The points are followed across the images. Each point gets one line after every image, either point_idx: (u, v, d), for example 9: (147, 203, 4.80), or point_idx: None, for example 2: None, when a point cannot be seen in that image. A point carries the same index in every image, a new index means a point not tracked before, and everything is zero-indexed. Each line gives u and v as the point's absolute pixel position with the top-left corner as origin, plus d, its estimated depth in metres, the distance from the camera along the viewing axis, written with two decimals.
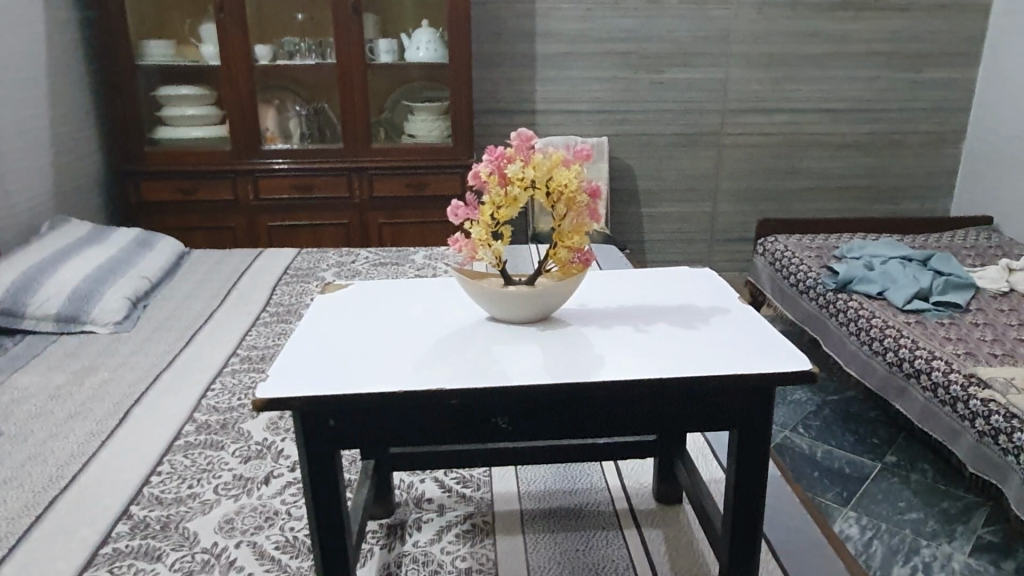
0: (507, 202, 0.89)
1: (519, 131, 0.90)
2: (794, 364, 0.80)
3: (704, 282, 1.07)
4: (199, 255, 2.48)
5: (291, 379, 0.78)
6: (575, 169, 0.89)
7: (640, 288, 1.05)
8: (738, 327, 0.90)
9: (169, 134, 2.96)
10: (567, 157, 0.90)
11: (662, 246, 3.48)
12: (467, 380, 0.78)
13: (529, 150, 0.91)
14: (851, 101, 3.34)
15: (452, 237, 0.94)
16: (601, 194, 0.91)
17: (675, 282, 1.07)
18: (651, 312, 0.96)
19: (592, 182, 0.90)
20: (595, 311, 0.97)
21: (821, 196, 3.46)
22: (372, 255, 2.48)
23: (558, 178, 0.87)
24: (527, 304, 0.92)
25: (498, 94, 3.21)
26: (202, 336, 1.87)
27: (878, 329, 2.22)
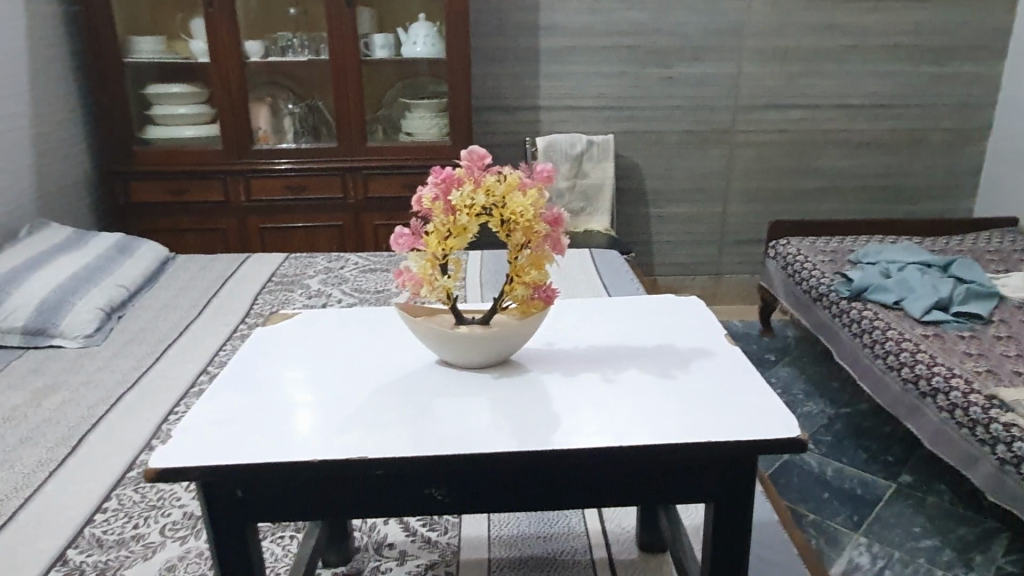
0: (454, 231, 0.78)
1: (470, 148, 0.79)
2: (775, 428, 0.69)
3: (690, 314, 0.96)
4: (183, 260, 2.40)
5: (198, 444, 0.70)
6: (534, 193, 0.77)
7: (617, 322, 0.95)
8: (718, 373, 0.80)
9: (159, 133, 2.88)
10: (525, 179, 0.79)
11: (670, 248, 3.35)
12: (395, 446, 0.68)
13: (484, 170, 0.80)
14: (869, 96, 3.18)
15: (397, 268, 0.84)
16: (565, 223, 0.79)
17: (656, 315, 0.97)
18: (621, 352, 0.86)
19: (553, 209, 0.78)
20: (560, 351, 0.87)
21: (838, 196, 3.31)
22: (362, 261, 2.38)
23: (512, 203, 0.76)
24: (480, 348, 0.81)
25: (499, 90, 3.09)
26: (173, 352, 1.78)
27: (892, 343, 2.08)
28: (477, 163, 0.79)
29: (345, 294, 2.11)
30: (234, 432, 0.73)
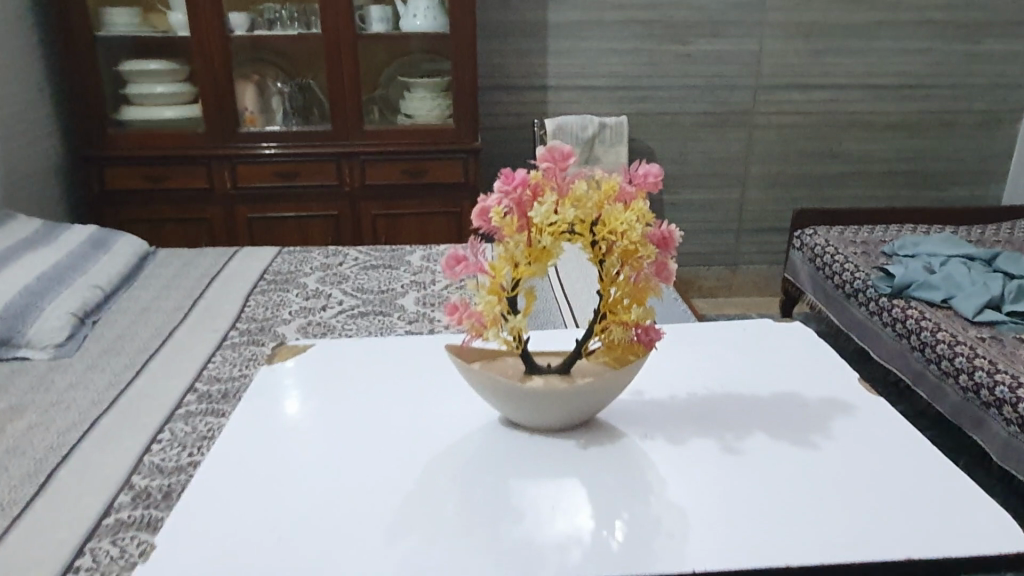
0: (532, 255, 0.77)
1: (549, 146, 0.77)
2: (997, 537, 0.73)
3: (819, 363, 1.06)
4: (164, 255, 2.19)
5: (228, 553, 0.72)
6: (636, 208, 0.76)
7: (727, 369, 1.05)
8: (890, 442, 0.88)
9: (135, 114, 2.64)
10: (622, 189, 0.77)
11: (684, 237, 3.16)
12: (449, 557, 0.71)
13: (562, 171, 0.77)
14: (898, 76, 3.00)
15: (451, 303, 0.83)
16: (675, 244, 0.78)
17: (784, 363, 1.06)
18: (772, 412, 0.94)
19: (664, 228, 0.77)
20: (652, 406, 0.95)
21: (863, 182, 3.14)
22: (362, 256, 2.18)
23: (613, 220, 0.75)
24: (566, 408, 0.86)
25: (505, 67, 2.87)
26: (155, 364, 1.57)
27: (946, 346, 1.91)
28: (559, 164, 0.76)
29: (345, 294, 1.92)
30: (266, 529, 0.75)
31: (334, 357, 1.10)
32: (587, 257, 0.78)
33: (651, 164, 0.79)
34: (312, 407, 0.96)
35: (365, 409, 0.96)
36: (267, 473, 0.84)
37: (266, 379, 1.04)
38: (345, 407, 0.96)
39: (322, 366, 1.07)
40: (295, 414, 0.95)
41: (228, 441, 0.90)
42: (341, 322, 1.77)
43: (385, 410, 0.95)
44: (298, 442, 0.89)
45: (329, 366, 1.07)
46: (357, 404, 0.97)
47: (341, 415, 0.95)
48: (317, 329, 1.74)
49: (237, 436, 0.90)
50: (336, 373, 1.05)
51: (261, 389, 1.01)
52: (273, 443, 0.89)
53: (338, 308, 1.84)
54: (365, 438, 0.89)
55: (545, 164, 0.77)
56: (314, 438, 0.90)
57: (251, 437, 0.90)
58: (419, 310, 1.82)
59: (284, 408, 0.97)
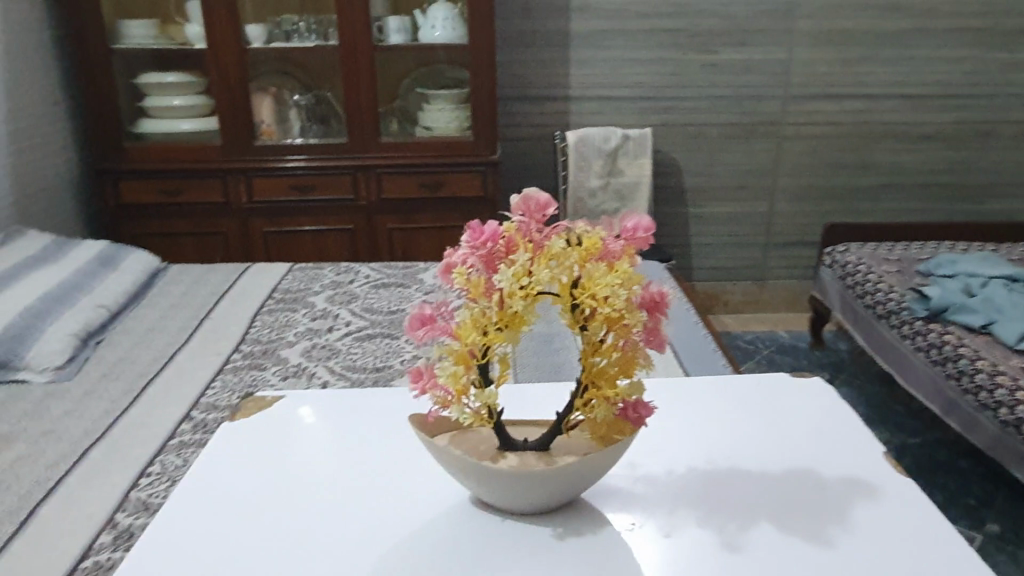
0: (503, 321, 0.70)
1: (522, 197, 0.72)
2: None
3: (840, 430, 0.98)
4: (175, 271, 2.16)
5: None
6: (621, 268, 0.69)
7: (735, 435, 0.97)
8: (914, 532, 0.80)
9: (152, 127, 2.63)
10: (606, 246, 0.70)
11: (709, 252, 3.06)
12: None
13: (540, 222, 0.72)
14: (935, 85, 2.87)
15: (414, 369, 0.75)
16: (669, 305, 0.72)
17: (800, 428, 0.99)
18: (779, 491, 0.86)
19: (652, 288, 0.71)
20: (647, 482, 0.88)
21: (898, 195, 3.00)
22: (373, 273, 2.12)
23: (594, 283, 0.68)
24: (549, 492, 0.79)
25: (526, 78, 2.80)
26: (153, 389, 1.53)
27: (985, 375, 1.79)
28: (534, 218, 0.71)
29: (353, 314, 1.86)
30: None
31: (319, 410, 1.05)
32: (566, 324, 0.71)
33: (639, 215, 0.73)
34: (284, 470, 0.91)
35: (340, 474, 0.90)
36: (225, 553, 0.79)
37: (242, 435, 0.99)
38: (319, 472, 0.91)
39: (303, 420, 1.02)
40: (265, 478, 0.90)
41: (192, 510, 0.85)
42: (346, 345, 1.71)
43: (362, 477, 0.90)
44: (262, 514, 0.84)
45: (311, 420, 1.02)
46: (333, 469, 0.91)
47: (314, 481, 0.89)
48: (321, 352, 1.68)
49: (200, 504, 0.86)
50: (317, 430, 1.00)
51: (234, 447, 0.97)
52: (237, 515, 0.84)
53: (344, 330, 1.78)
54: (335, 512, 0.84)
55: (519, 219, 0.71)
56: (280, 510, 0.85)
57: (218, 505, 0.86)
58: None
59: (261, 470, 0.92)
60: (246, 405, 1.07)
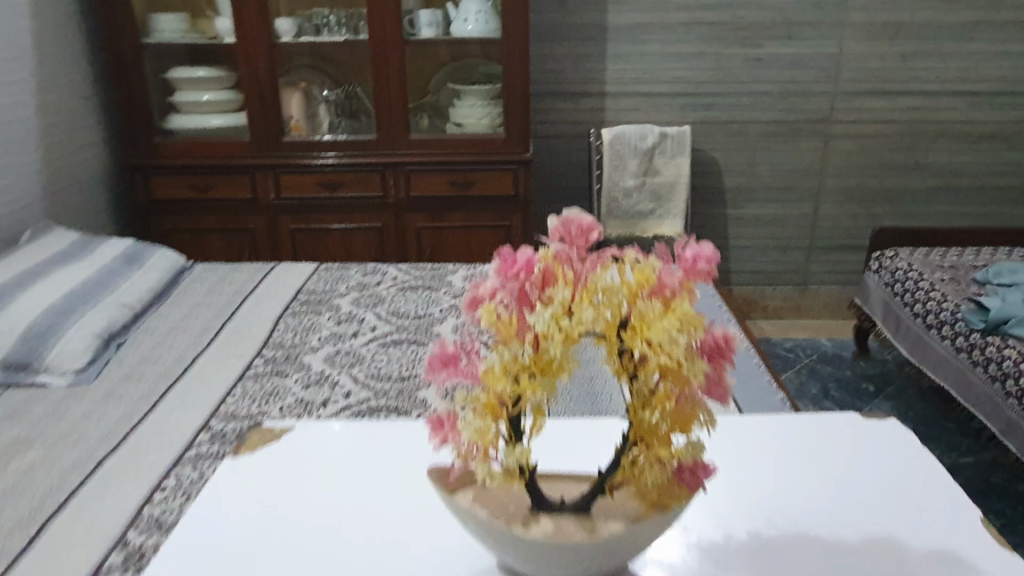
0: (539, 366, 0.61)
1: (561, 222, 0.64)
2: None
3: (923, 491, 0.89)
4: (201, 269, 2.12)
5: None
6: (678, 309, 0.61)
7: (800, 493, 0.89)
8: None
9: (183, 122, 2.60)
10: (660, 280, 0.62)
11: (749, 254, 2.95)
12: None
13: (580, 249, 0.64)
14: (994, 82, 2.72)
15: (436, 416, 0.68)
16: (736, 351, 0.63)
17: (875, 484, 0.90)
18: (855, 567, 0.78)
19: (719, 330, 0.62)
20: (706, 551, 0.80)
21: (951, 198, 2.86)
22: (401, 274, 2.06)
23: (648, 326, 0.60)
24: (592, 564, 0.72)
25: (561, 73, 2.72)
26: (173, 394, 1.49)
27: None
28: (575, 246, 0.64)
29: (379, 319, 1.80)
30: None
31: (349, 446, 0.98)
32: (612, 370, 0.63)
33: (696, 243, 0.64)
34: (307, 514, 0.85)
35: (370, 524, 0.84)
36: None
37: (265, 472, 0.94)
38: (347, 521, 0.84)
39: (332, 457, 0.96)
40: (282, 523, 0.84)
41: (207, 559, 0.79)
42: (371, 351, 1.65)
43: (391, 527, 0.83)
44: (281, 566, 0.78)
45: (340, 457, 0.96)
46: (360, 516, 0.85)
47: (339, 530, 0.83)
48: (345, 358, 1.62)
49: (214, 552, 0.80)
50: (348, 469, 0.93)
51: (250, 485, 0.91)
52: (254, 570, 0.78)
53: (369, 335, 1.72)
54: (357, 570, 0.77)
55: (557, 247, 0.64)
56: (301, 563, 0.78)
57: (234, 555, 0.80)
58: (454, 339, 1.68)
59: (280, 515, 0.86)
60: (252, 435, 1.01)
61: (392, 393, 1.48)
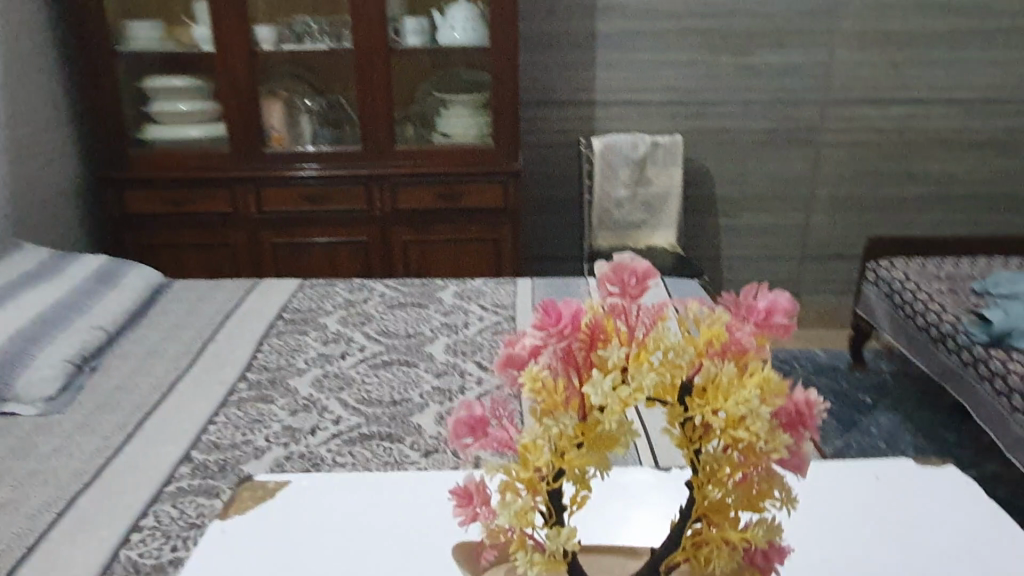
0: (587, 440, 0.51)
1: (613, 266, 0.54)
2: None
3: (1001, 552, 0.80)
4: (179, 287, 2.03)
5: None
6: (756, 374, 0.51)
7: (866, 559, 0.79)
8: None
9: (159, 133, 2.51)
10: (731, 338, 0.52)
11: (741, 264, 2.90)
12: None
13: (632, 299, 0.54)
14: (986, 89, 2.70)
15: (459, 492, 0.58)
16: (817, 420, 0.52)
17: (942, 545, 0.81)
18: None
19: (800, 396, 0.51)
20: None
21: (943, 206, 2.84)
22: (389, 291, 1.98)
23: (725, 394, 0.50)
24: None
25: (549, 82, 2.66)
26: (150, 424, 1.40)
27: None
28: (631, 295, 0.53)
29: (367, 338, 1.72)
30: None
31: (354, 512, 0.90)
32: (674, 443, 0.53)
33: (770, 289, 0.55)
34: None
35: None
36: None
37: (257, 529, 0.87)
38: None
39: (334, 526, 0.88)
40: None
41: None
42: (360, 373, 1.57)
43: None
44: None
45: (342, 528, 0.87)
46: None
47: None
48: (334, 382, 1.54)
49: None
50: (353, 541, 0.85)
51: (241, 546, 0.85)
52: None
53: (359, 356, 1.64)
54: None
55: (609, 297, 0.54)
56: None
57: None
58: (448, 360, 1.61)
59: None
60: (243, 492, 0.93)
61: (384, 419, 1.41)
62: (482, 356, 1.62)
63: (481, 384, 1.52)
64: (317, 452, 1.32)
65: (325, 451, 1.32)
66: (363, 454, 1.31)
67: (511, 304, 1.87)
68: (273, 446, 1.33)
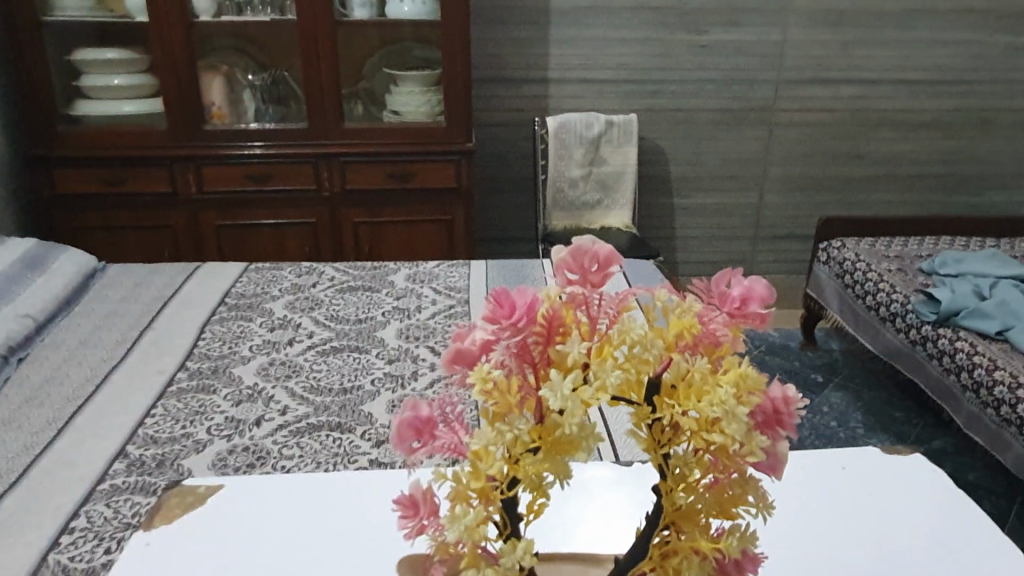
0: (545, 444, 0.46)
1: (572, 250, 0.50)
2: None
3: (967, 537, 0.81)
4: (115, 271, 1.93)
5: None
6: (731, 369, 0.47)
7: (834, 551, 0.78)
8: None
9: (91, 109, 2.38)
10: (703, 328, 0.50)
11: (695, 244, 2.91)
12: None
13: (591, 286, 0.50)
14: (933, 71, 2.74)
15: (408, 501, 0.53)
16: (796, 417, 0.49)
17: (913, 538, 0.80)
18: None
19: (777, 392, 0.48)
20: None
21: (890, 185, 2.89)
22: (338, 274, 1.92)
23: (695, 392, 0.46)
24: None
25: (502, 59, 2.60)
26: (82, 418, 1.32)
27: (1005, 388, 1.67)
28: (592, 283, 0.50)
29: (315, 324, 1.66)
30: None
31: (300, 516, 0.86)
32: (640, 447, 0.49)
33: (743, 275, 0.51)
34: None
35: None
36: None
37: (194, 539, 0.82)
38: None
39: (279, 532, 0.83)
40: None
41: None
42: (309, 360, 1.51)
43: None
44: None
45: (288, 534, 0.83)
46: None
47: None
48: (280, 370, 1.48)
49: None
50: (299, 549, 0.80)
51: (181, 556, 0.80)
52: None
53: (307, 343, 1.58)
54: None
55: (569, 285, 0.50)
56: None
57: None
58: (400, 345, 1.56)
59: None
60: (169, 500, 0.88)
61: (334, 407, 1.36)
62: (435, 341, 1.57)
63: (434, 370, 1.47)
64: (262, 444, 1.26)
65: (270, 444, 1.26)
66: (311, 445, 1.25)
67: (464, 287, 1.82)
68: (215, 440, 1.27)
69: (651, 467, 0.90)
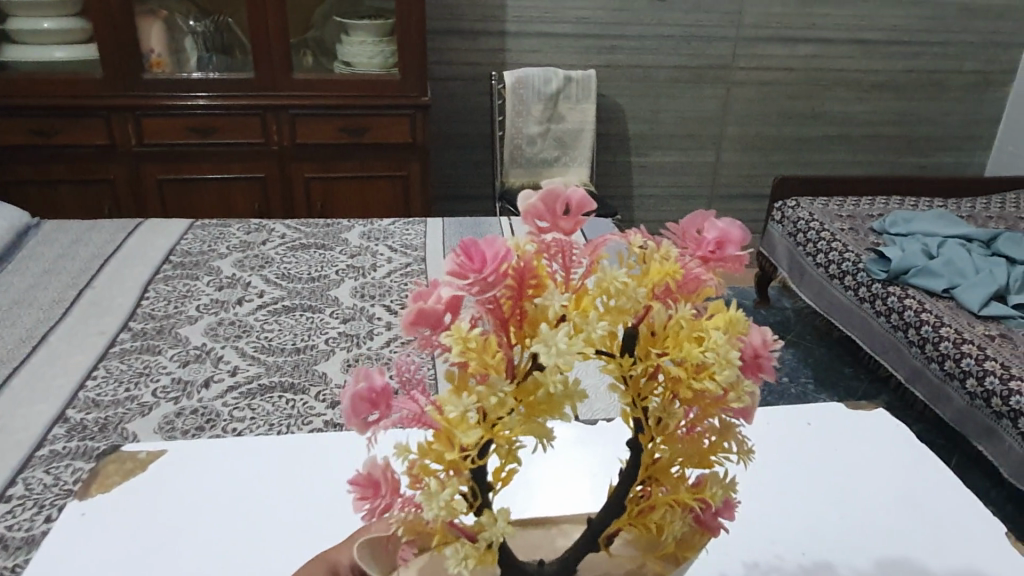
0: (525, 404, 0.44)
1: (542, 196, 0.47)
2: None
3: (928, 489, 0.83)
4: (50, 227, 1.83)
5: None
6: (718, 314, 0.46)
7: (796, 505, 0.79)
8: None
9: (18, 54, 2.23)
10: (684, 275, 0.48)
11: (653, 203, 2.91)
12: None
13: (560, 233, 0.47)
14: (888, 31, 2.75)
15: (367, 481, 0.51)
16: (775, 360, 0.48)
17: (878, 494, 0.81)
18: None
19: (758, 335, 0.47)
20: None
21: (845, 146, 2.93)
22: (289, 231, 1.85)
23: (680, 341, 0.45)
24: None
25: (457, 9, 2.52)
26: (17, 381, 1.25)
27: (950, 343, 1.71)
28: (562, 229, 0.47)
29: (266, 283, 1.60)
30: None
31: (252, 481, 0.82)
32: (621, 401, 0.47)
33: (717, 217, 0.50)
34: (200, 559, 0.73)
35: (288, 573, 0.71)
36: None
37: (139, 507, 0.79)
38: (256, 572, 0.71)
39: (232, 499, 0.80)
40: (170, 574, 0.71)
41: None
42: (259, 320, 1.46)
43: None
44: None
45: (242, 501, 0.79)
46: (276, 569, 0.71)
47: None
48: (230, 330, 1.43)
49: None
50: (253, 515, 0.78)
51: (127, 525, 0.77)
52: None
53: (257, 302, 1.52)
54: None
55: (539, 233, 0.47)
56: None
57: None
58: (355, 304, 1.52)
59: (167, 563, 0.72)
60: (107, 467, 0.84)
61: (287, 368, 1.32)
62: (391, 300, 1.54)
63: (391, 329, 1.44)
64: (212, 406, 1.22)
65: (221, 406, 1.22)
66: (264, 407, 1.22)
67: (420, 244, 1.78)
68: (161, 403, 1.22)
69: (615, 427, 0.90)
